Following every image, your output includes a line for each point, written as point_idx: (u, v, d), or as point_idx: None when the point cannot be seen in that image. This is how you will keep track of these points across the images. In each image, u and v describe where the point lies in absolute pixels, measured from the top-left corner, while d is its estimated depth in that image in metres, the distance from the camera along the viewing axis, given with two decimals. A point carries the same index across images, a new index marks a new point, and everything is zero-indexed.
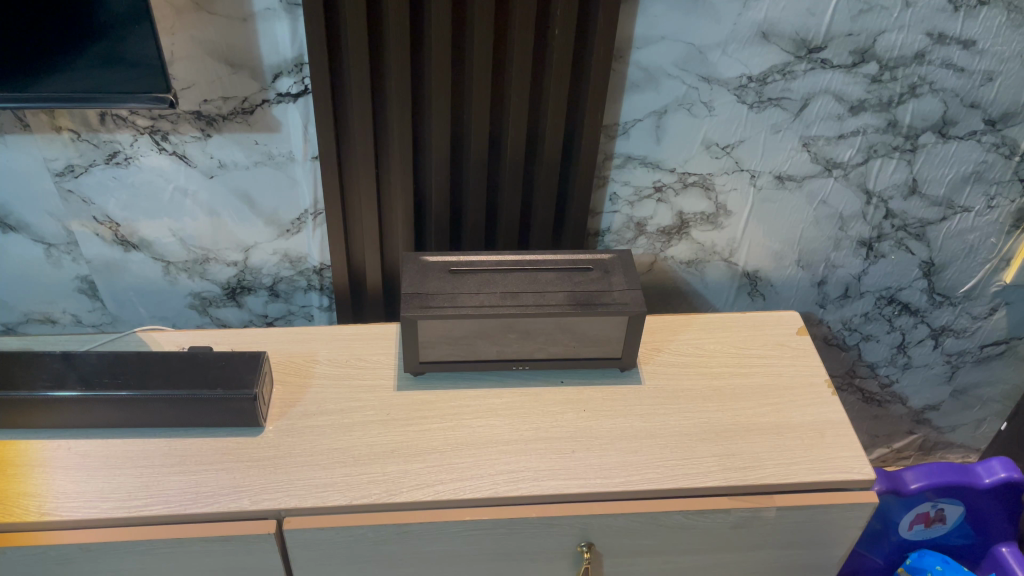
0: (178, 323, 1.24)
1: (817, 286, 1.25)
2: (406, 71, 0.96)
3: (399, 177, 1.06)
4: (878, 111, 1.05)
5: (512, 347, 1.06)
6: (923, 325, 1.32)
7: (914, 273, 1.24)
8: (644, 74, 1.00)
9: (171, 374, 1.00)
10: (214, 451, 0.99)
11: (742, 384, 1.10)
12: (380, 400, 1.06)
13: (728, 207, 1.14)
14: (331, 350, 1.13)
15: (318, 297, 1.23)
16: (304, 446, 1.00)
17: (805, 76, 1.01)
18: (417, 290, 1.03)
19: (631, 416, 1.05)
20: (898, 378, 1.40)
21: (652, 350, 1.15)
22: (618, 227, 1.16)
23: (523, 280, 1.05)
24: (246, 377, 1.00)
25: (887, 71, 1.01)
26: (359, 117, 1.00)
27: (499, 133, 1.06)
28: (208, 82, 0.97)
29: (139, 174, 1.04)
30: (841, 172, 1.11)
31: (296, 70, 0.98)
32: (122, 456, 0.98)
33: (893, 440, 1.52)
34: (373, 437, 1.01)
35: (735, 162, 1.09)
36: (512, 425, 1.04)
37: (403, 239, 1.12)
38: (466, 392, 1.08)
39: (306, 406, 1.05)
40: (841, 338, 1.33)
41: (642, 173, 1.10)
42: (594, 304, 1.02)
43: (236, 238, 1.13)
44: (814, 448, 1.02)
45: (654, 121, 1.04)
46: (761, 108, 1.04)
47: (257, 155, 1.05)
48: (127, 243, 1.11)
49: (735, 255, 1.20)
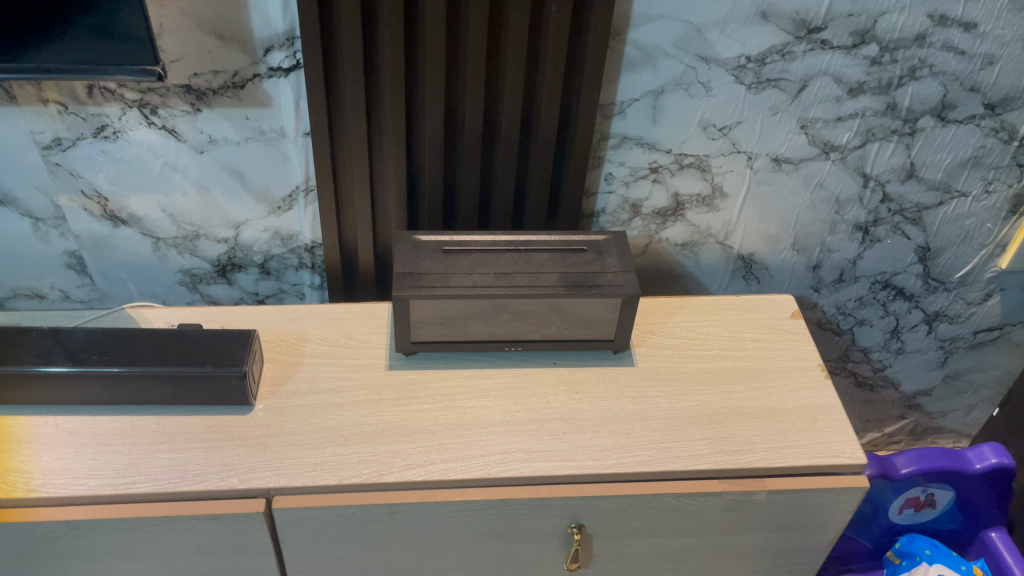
0: (169, 300, 1.22)
1: (812, 270, 1.24)
2: (399, 46, 0.95)
3: (392, 154, 1.05)
4: (878, 94, 1.04)
5: (504, 328, 1.06)
6: (917, 311, 1.31)
7: (909, 258, 1.23)
8: (641, 53, 0.98)
9: (159, 351, 0.99)
10: (203, 429, 0.98)
11: (735, 368, 1.10)
12: (371, 380, 1.05)
13: (724, 189, 1.13)
14: (322, 328, 1.12)
15: (310, 275, 1.22)
16: (294, 424, 0.99)
17: (804, 57, 1.00)
18: (409, 269, 1.02)
19: (623, 398, 1.05)
20: (891, 363, 1.40)
21: (644, 332, 1.14)
22: (613, 209, 1.15)
23: (517, 260, 1.04)
24: (235, 355, 0.99)
25: (887, 53, 1.00)
26: (352, 93, 0.98)
27: (494, 111, 1.05)
28: (198, 55, 0.95)
29: (127, 148, 1.03)
30: (838, 155, 1.10)
31: (287, 45, 0.96)
32: (110, 433, 0.97)
33: (885, 425, 1.52)
34: (364, 416, 1.01)
35: (732, 144, 1.08)
36: (503, 406, 1.03)
37: (395, 217, 1.11)
38: (458, 373, 1.07)
39: (296, 384, 1.04)
40: (835, 322, 1.33)
41: (638, 154, 1.08)
42: (587, 285, 1.01)
43: (226, 215, 1.12)
44: (806, 432, 1.02)
45: (651, 101, 1.03)
46: (759, 89, 1.03)
47: (248, 131, 1.03)
48: (116, 218, 1.10)
49: (730, 238, 1.19)
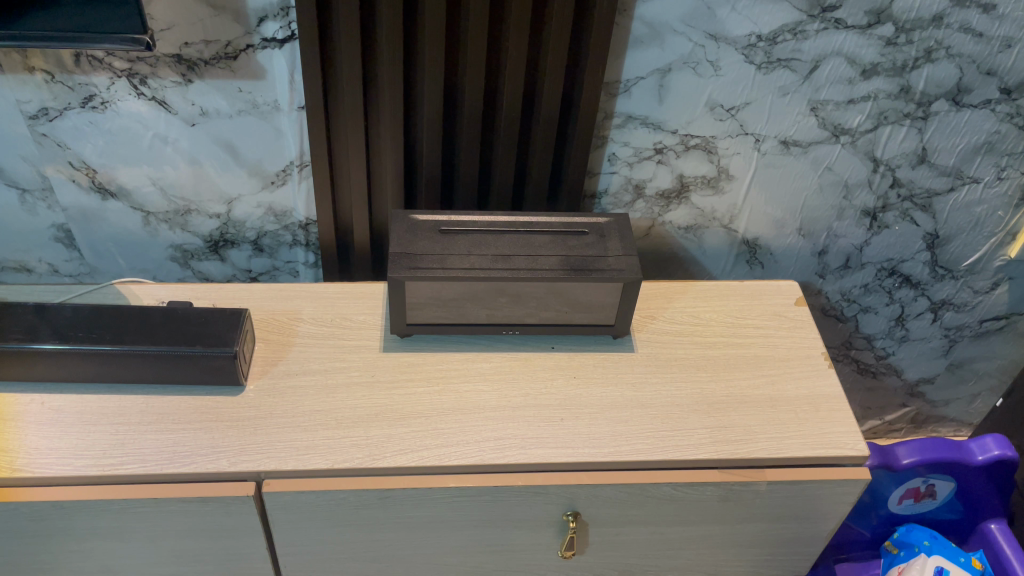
0: (160, 276, 1.19)
1: (818, 255, 1.21)
2: (398, 18, 0.91)
3: (390, 131, 1.02)
4: (891, 76, 1.00)
5: (502, 311, 1.03)
6: (923, 298, 1.29)
7: (918, 245, 1.21)
8: (648, 29, 0.95)
9: (148, 329, 0.96)
10: (192, 410, 0.96)
11: (737, 355, 1.07)
12: (365, 361, 1.03)
13: (730, 172, 1.10)
14: (315, 307, 1.09)
15: (304, 253, 1.19)
16: (285, 406, 0.97)
17: (817, 36, 0.96)
18: (405, 250, 0.99)
19: (622, 385, 1.03)
20: (895, 351, 1.37)
21: (645, 317, 1.11)
22: (615, 189, 1.12)
23: (516, 242, 1.02)
24: (225, 335, 0.97)
25: (903, 33, 0.96)
26: (348, 66, 0.95)
27: (496, 88, 1.02)
28: (189, 23, 0.92)
29: (116, 120, 1.00)
30: (849, 139, 1.07)
31: (282, 15, 0.93)
32: (97, 412, 0.95)
33: (886, 412, 1.50)
34: (357, 399, 0.98)
35: (739, 125, 1.05)
36: (500, 390, 1.01)
37: (392, 195, 1.08)
38: (454, 356, 1.05)
39: (288, 365, 1.02)
40: (839, 309, 1.30)
41: (643, 134, 1.05)
42: (587, 269, 0.99)
43: (218, 189, 1.09)
44: (808, 423, 1.00)
45: (657, 80, 1.00)
46: (770, 69, 0.99)
47: (241, 104, 1.00)
48: (105, 190, 1.07)
49: (735, 222, 1.16)
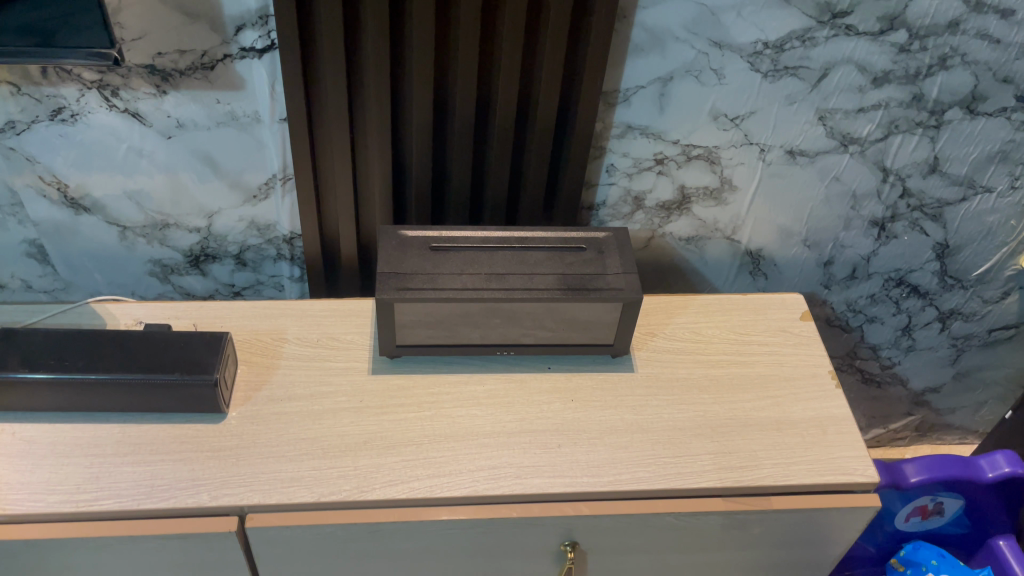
0: (139, 291, 1.14)
1: (824, 266, 1.17)
2: (384, 28, 0.86)
3: (377, 143, 0.96)
4: (904, 84, 0.96)
5: (496, 332, 0.99)
6: (931, 308, 1.24)
7: (927, 254, 1.16)
8: (649, 36, 0.90)
9: (123, 355, 0.91)
10: (171, 440, 0.91)
11: (741, 374, 1.03)
12: (353, 385, 0.98)
13: (734, 182, 1.05)
14: (301, 326, 1.04)
15: (289, 267, 1.13)
16: (269, 435, 0.93)
17: (827, 43, 0.92)
18: (394, 269, 0.95)
19: (622, 408, 0.98)
20: (900, 361, 1.33)
21: (645, 334, 1.07)
22: (614, 201, 1.07)
23: (511, 259, 0.97)
24: (205, 361, 0.91)
25: (917, 40, 0.92)
26: (332, 78, 0.90)
27: (488, 97, 0.97)
28: (162, 32, 0.86)
29: (87, 132, 0.94)
30: (858, 148, 1.02)
31: (261, 23, 0.87)
32: (71, 443, 0.90)
33: (890, 421, 1.46)
34: (345, 426, 0.94)
35: (744, 134, 1.00)
36: (495, 415, 0.96)
37: (380, 209, 1.03)
38: (446, 378, 1.00)
39: (272, 390, 0.97)
40: (844, 319, 1.26)
41: (643, 144, 1.00)
42: (585, 289, 0.94)
43: (198, 203, 1.03)
44: (815, 447, 0.96)
45: (658, 88, 0.95)
46: (776, 77, 0.94)
47: (219, 116, 0.95)
48: (78, 205, 1.02)
49: (738, 233, 1.12)
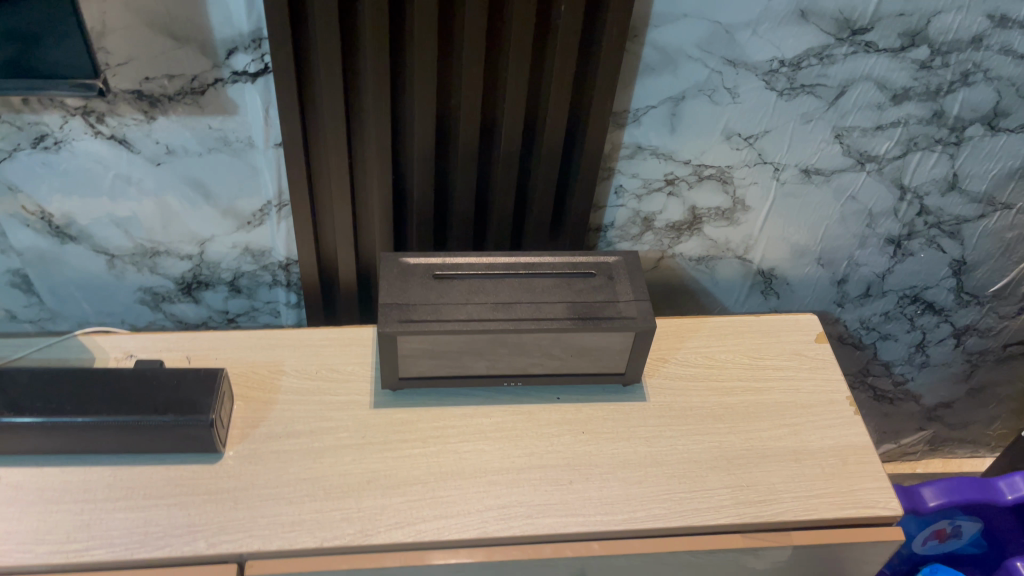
0: (129, 320, 1.09)
1: (837, 284, 1.13)
2: (383, 51, 0.82)
3: (377, 169, 0.92)
4: (924, 101, 0.92)
5: (503, 362, 0.95)
6: (946, 325, 1.21)
7: (943, 271, 1.13)
8: (661, 56, 0.86)
9: (114, 396, 0.87)
10: (165, 484, 0.87)
11: (757, 402, 1.00)
12: (355, 419, 0.94)
13: (746, 202, 1.02)
14: (299, 357, 1.00)
15: (285, 293, 1.09)
16: (268, 475, 0.89)
17: (845, 60, 0.88)
18: (396, 300, 0.91)
19: (634, 440, 0.95)
20: (913, 377, 1.30)
21: (656, 360, 1.03)
22: (622, 222, 1.03)
23: (518, 288, 0.94)
24: (200, 400, 0.87)
25: (938, 56, 0.88)
26: (329, 104, 0.86)
27: (492, 119, 0.92)
28: (149, 57, 0.82)
29: (72, 160, 0.90)
30: (875, 167, 0.99)
31: (254, 46, 0.83)
32: (60, 489, 0.86)
33: (902, 436, 1.43)
34: (347, 464, 0.90)
35: (758, 154, 0.96)
36: (504, 450, 0.93)
37: (380, 235, 0.99)
38: (451, 410, 0.96)
39: (270, 427, 0.93)
40: (857, 337, 1.22)
41: (653, 165, 0.97)
42: (596, 318, 0.91)
43: (189, 230, 0.99)
44: (836, 479, 0.93)
45: (669, 108, 0.91)
46: (792, 95, 0.91)
47: (211, 141, 0.90)
48: (64, 234, 0.97)
49: (750, 253, 1.08)
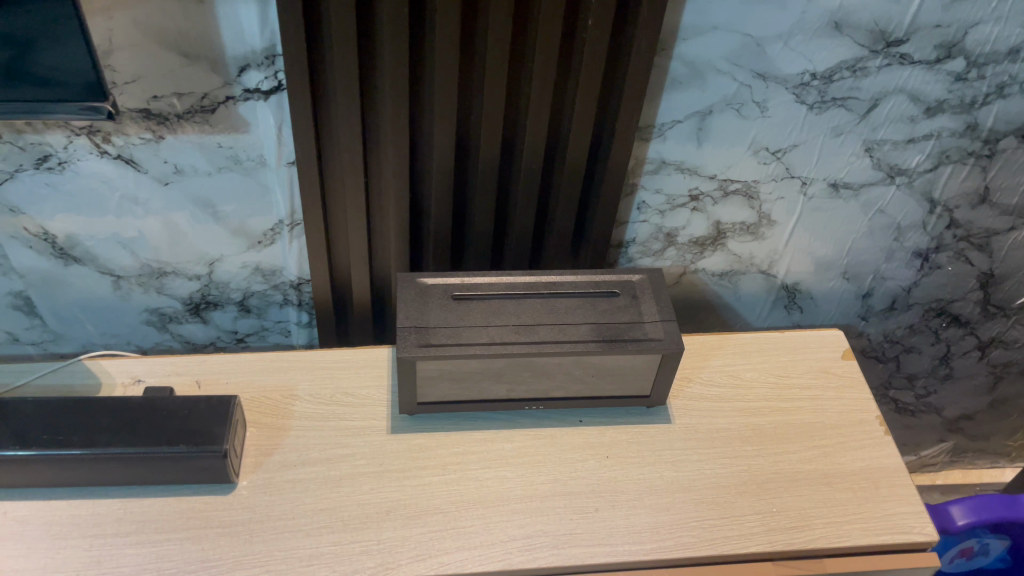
0: (134, 341, 1.06)
1: (862, 298, 1.11)
2: (402, 69, 0.78)
3: (394, 191, 0.88)
4: (958, 113, 0.89)
5: (525, 386, 0.92)
6: (972, 337, 1.18)
7: (970, 284, 1.10)
8: (689, 70, 0.83)
9: (123, 426, 0.84)
10: (176, 517, 0.84)
11: (785, 423, 0.97)
12: (372, 446, 0.91)
13: (772, 217, 0.99)
14: (312, 381, 0.97)
15: (296, 313, 1.05)
16: (284, 506, 0.85)
17: (878, 73, 0.85)
18: (415, 322, 0.87)
19: (661, 464, 0.92)
20: (936, 390, 1.28)
21: (680, 381, 1.00)
22: (644, 238, 1.00)
23: (540, 308, 0.91)
24: (212, 430, 0.84)
25: (975, 68, 0.85)
26: (345, 124, 0.82)
27: (512, 135, 0.89)
28: (158, 74, 0.79)
29: (76, 180, 0.86)
30: (905, 180, 0.96)
31: (267, 63, 0.80)
32: (67, 523, 0.82)
33: (922, 448, 1.40)
34: (365, 494, 0.87)
35: (785, 168, 0.93)
36: (527, 477, 0.90)
37: (395, 256, 0.96)
38: (471, 436, 0.93)
39: (285, 455, 0.90)
40: (880, 350, 1.20)
41: (677, 180, 0.93)
42: (621, 340, 0.88)
43: (198, 250, 0.95)
44: (870, 503, 0.90)
45: (696, 122, 0.88)
46: (823, 109, 0.88)
47: (221, 160, 0.87)
48: (67, 256, 0.94)
49: (774, 267, 1.05)
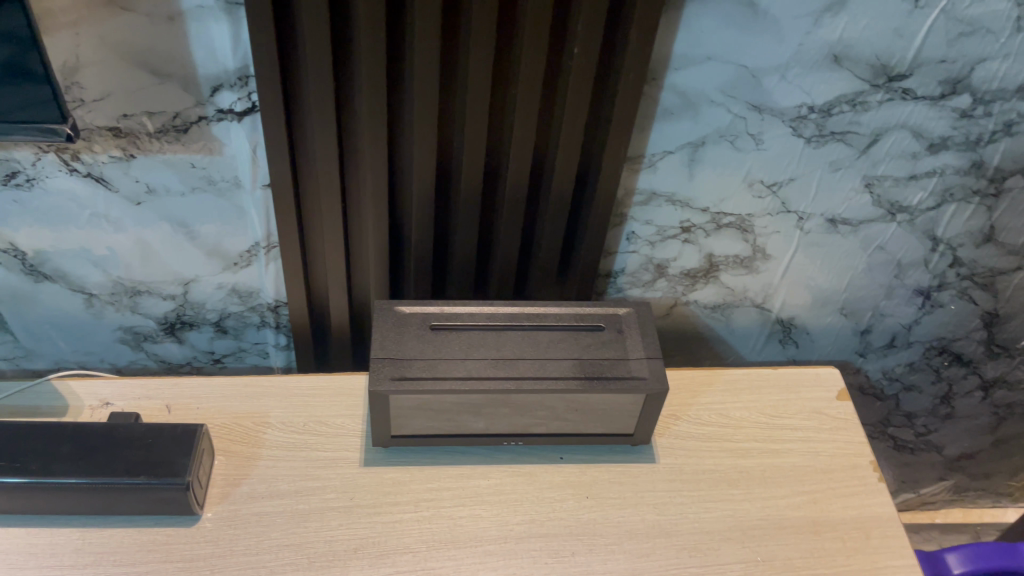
0: (108, 359, 1.03)
1: (860, 334, 1.07)
2: (380, 93, 0.75)
3: (372, 218, 0.85)
4: (962, 150, 0.85)
5: (503, 422, 0.89)
6: (974, 377, 1.14)
7: (974, 323, 1.06)
8: (680, 100, 0.79)
9: (84, 454, 0.81)
10: (135, 549, 0.81)
11: (773, 466, 0.93)
12: (344, 479, 0.88)
13: (767, 251, 0.95)
14: (285, 408, 0.94)
15: (274, 335, 1.02)
16: (248, 540, 0.82)
17: (880, 108, 0.81)
18: (390, 353, 0.84)
19: (643, 507, 0.88)
20: (937, 428, 1.23)
21: (667, 418, 0.97)
22: (633, 268, 0.97)
23: (521, 342, 0.87)
24: (175, 460, 0.81)
25: (981, 105, 0.81)
26: (321, 148, 0.79)
27: (496, 162, 0.86)
28: (128, 93, 0.76)
29: (45, 197, 0.84)
30: (906, 217, 0.92)
31: (240, 84, 0.77)
32: (23, 553, 0.79)
33: (921, 485, 1.36)
34: (333, 529, 0.83)
35: (781, 202, 0.90)
36: (501, 516, 0.86)
37: (374, 282, 0.93)
38: (446, 470, 0.90)
39: (253, 485, 0.87)
40: (879, 387, 1.16)
41: (668, 212, 0.90)
42: (604, 378, 0.84)
43: (172, 270, 0.93)
44: (859, 554, 0.85)
45: (688, 154, 0.85)
46: (821, 143, 0.84)
47: (194, 181, 0.84)
48: (37, 272, 0.91)
49: (768, 301, 1.02)
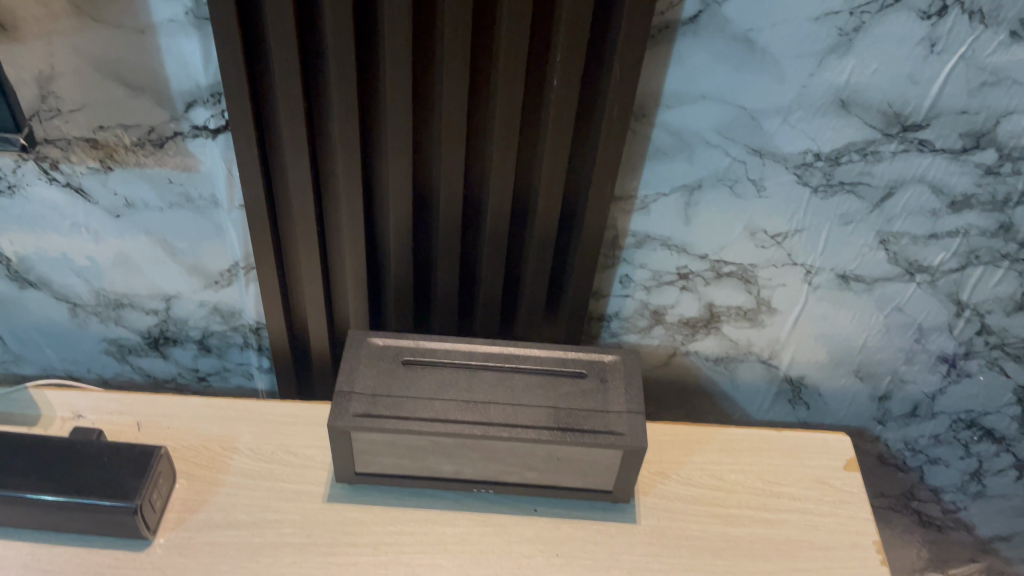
0: (95, 369, 1.02)
1: (877, 400, 0.99)
2: (352, 116, 0.72)
3: (348, 246, 0.82)
4: (988, 210, 0.78)
5: (473, 468, 0.84)
6: (1007, 455, 1.04)
7: (1006, 398, 0.97)
8: (674, 139, 0.74)
9: (40, 469, 0.80)
10: (82, 570, 0.78)
11: (765, 537, 0.86)
12: (304, 514, 0.84)
13: (772, 304, 0.89)
14: (257, 435, 0.91)
15: (256, 357, 1.00)
16: (195, 571, 0.78)
17: (894, 159, 0.74)
18: (355, 388, 0.81)
19: (615, 571, 0.82)
20: (966, 506, 1.13)
21: (654, 476, 0.91)
22: (629, 313, 0.91)
23: (495, 385, 0.83)
24: (128, 482, 0.79)
25: (1008, 162, 0.74)
26: (293, 171, 0.76)
27: (480, 195, 0.82)
28: (102, 105, 0.75)
29: (27, 205, 0.83)
30: (926, 278, 0.85)
31: (213, 101, 0.75)
32: None
33: (950, 566, 1.25)
34: (284, 567, 0.79)
35: (786, 254, 0.84)
36: (462, 568, 0.81)
37: (353, 312, 0.89)
38: (412, 514, 0.85)
39: (211, 513, 0.84)
40: (900, 458, 1.07)
41: (664, 257, 0.85)
42: (579, 429, 0.79)
43: (154, 285, 0.91)
44: None
45: (683, 198, 0.79)
46: (829, 193, 0.78)
47: (172, 197, 0.82)
48: (21, 279, 0.91)
49: (775, 358, 0.95)
